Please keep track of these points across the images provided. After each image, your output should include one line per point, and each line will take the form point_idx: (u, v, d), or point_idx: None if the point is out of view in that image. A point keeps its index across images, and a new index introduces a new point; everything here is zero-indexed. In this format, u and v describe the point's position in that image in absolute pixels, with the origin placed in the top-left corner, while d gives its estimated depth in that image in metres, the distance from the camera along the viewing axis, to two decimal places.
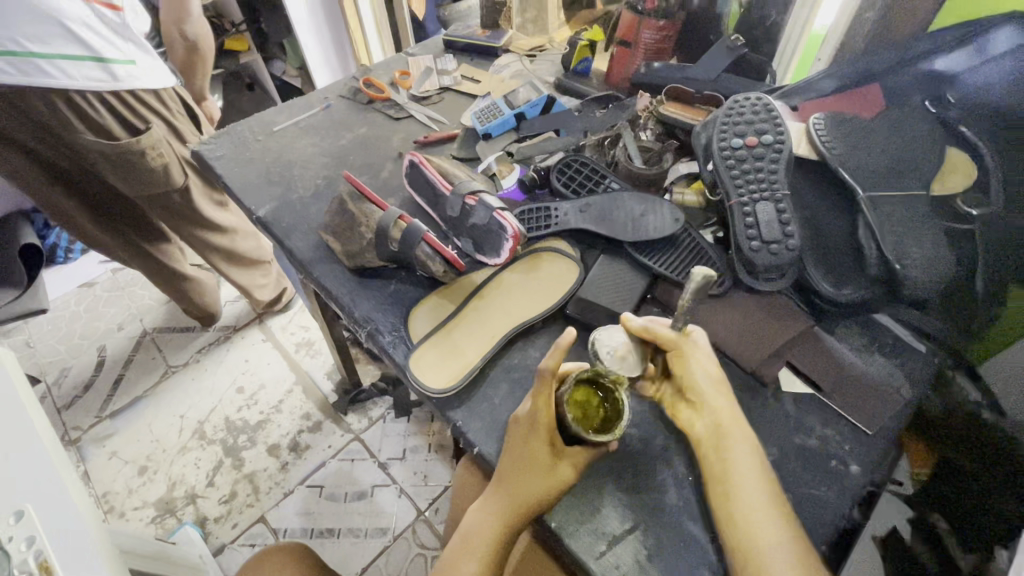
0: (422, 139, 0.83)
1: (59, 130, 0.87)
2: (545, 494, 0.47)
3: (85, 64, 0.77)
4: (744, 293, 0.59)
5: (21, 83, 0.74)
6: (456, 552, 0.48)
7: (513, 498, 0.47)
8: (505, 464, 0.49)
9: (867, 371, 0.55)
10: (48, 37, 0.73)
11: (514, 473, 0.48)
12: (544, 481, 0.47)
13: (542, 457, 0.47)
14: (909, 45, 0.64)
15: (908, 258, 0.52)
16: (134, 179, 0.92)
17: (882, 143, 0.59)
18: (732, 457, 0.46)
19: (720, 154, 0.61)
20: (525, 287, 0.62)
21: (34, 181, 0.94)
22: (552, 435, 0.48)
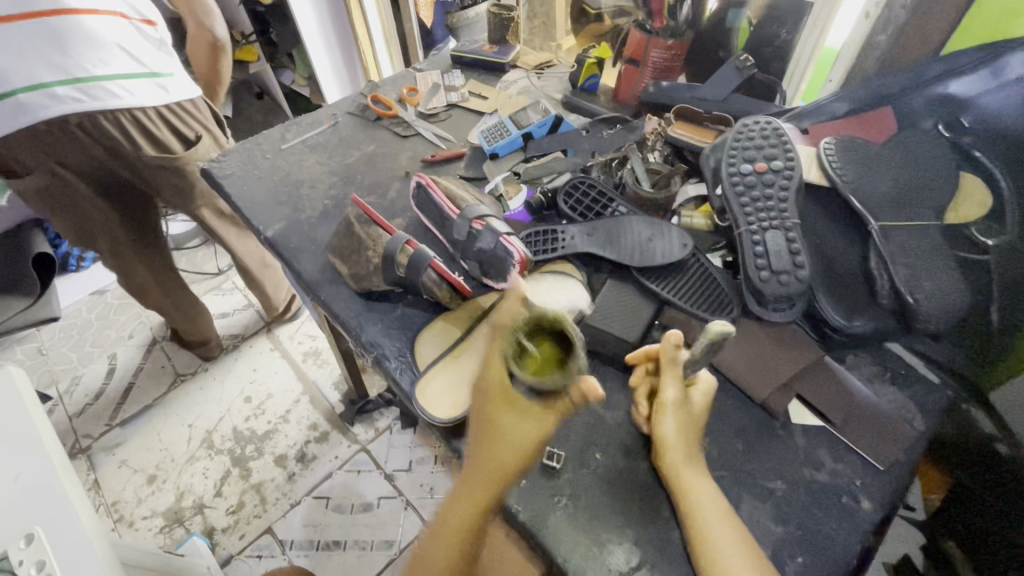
0: (429, 158, 0.84)
1: (122, 150, 0.93)
2: (516, 453, 0.50)
3: (144, 80, 0.90)
4: (753, 322, 0.58)
5: (95, 107, 0.86)
6: (455, 542, 0.48)
7: (488, 464, 0.50)
8: (473, 437, 0.52)
9: (878, 403, 0.54)
10: (110, 60, 0.85)
11: (486, 442, 0.50)
12: (515, 438, 0.51)
13: (510, 416, 0.51)
14: (919, 71, 0.64)
15: (921, 291, 0.51)
16: (178, 193, 1.00)
17: (897, 168, 0.58)
18: (700, 517, 0.46)
19: (729, 179, 0.61)
20: None
21: (91, 208, 0.97)
22: (505, 393, 0.52)
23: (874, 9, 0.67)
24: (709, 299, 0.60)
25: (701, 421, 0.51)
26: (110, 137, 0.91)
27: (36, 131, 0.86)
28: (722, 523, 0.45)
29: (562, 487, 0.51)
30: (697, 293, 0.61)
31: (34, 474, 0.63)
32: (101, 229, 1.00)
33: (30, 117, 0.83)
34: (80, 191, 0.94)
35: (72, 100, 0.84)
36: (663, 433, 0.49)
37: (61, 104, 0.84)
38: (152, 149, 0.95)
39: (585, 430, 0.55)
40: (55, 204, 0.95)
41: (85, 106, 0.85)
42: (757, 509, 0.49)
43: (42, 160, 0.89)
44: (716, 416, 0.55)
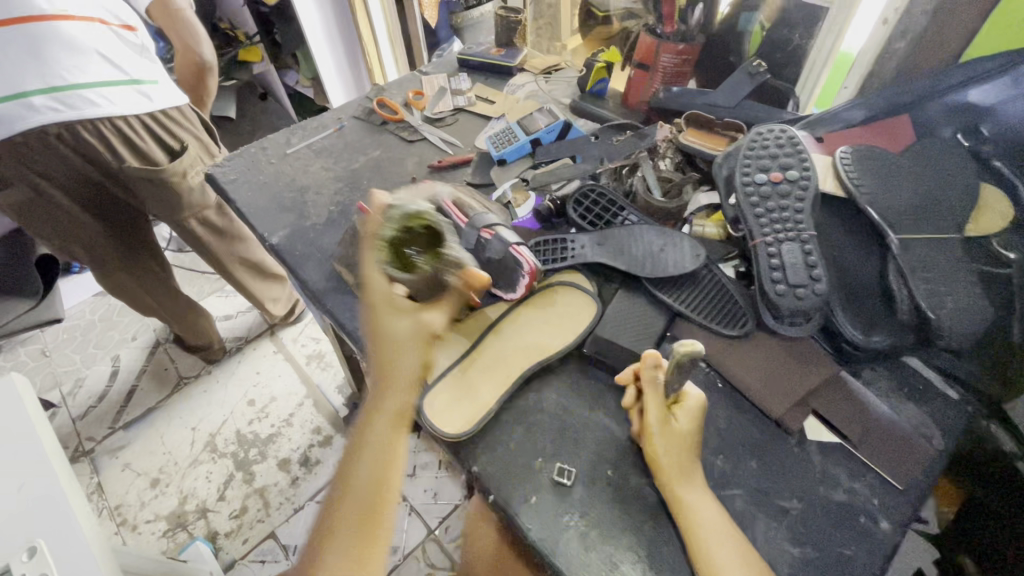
0: (436, 164, 0.83)
1: (104, 160, 0.91)
2: (420, 344, 0.58)
3: (124, 88, 0.88)
4: (768, 335, 0.57)
5: (73, 117, 0.84)
6: (383, 444, 0.56)
7: (395, 360, 0.57)
8: (373, 347, 0.59)
9: (897, 423, 0.53)
10: (87, 67, 0.83)
11: (391, 345, 0.58)
12: (409, 333, 0.58)
13: (401, 316, 0.59)
14: (937, 78, 0.63)
15: (942, 307, 0.49)
16: (172, 204, 0.98)
17: (916, 179, 0.56)
18: (702, 540, 0.45)
19: (743, 189, 0.60)
20: (540, 323, 0.61)
21: (70, 218, 0.95)
22: (391, 296, 0.60)
23: (894, 15, 0.65)
24: (723, 311, 0.59)
25: (692, 439, 0.50)
26: (86, 145, 0.88)
27: (13, 143, 0.83)
28: (727, 545, 0.45)
29: (573, 504, 0.51)
30: (710, 305, 0.60)
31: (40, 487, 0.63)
32: (82, 240, 0.99)
33: (6, 128, 0.81)
34: (59, 203, 0.92)
35: (49, 110, 0.82)
36: (656, 457, 0.49)
37: (36, 114, 0.81)
38: (136, 160, 0.93)
39: (595, 445, 0.54)
40: (34, 216, 0.93)
41: (63, 116, 0.83)
42: (772, 529, 0.48)
43: (18, 172, 0.87)
44: (730, 432, 0.54)
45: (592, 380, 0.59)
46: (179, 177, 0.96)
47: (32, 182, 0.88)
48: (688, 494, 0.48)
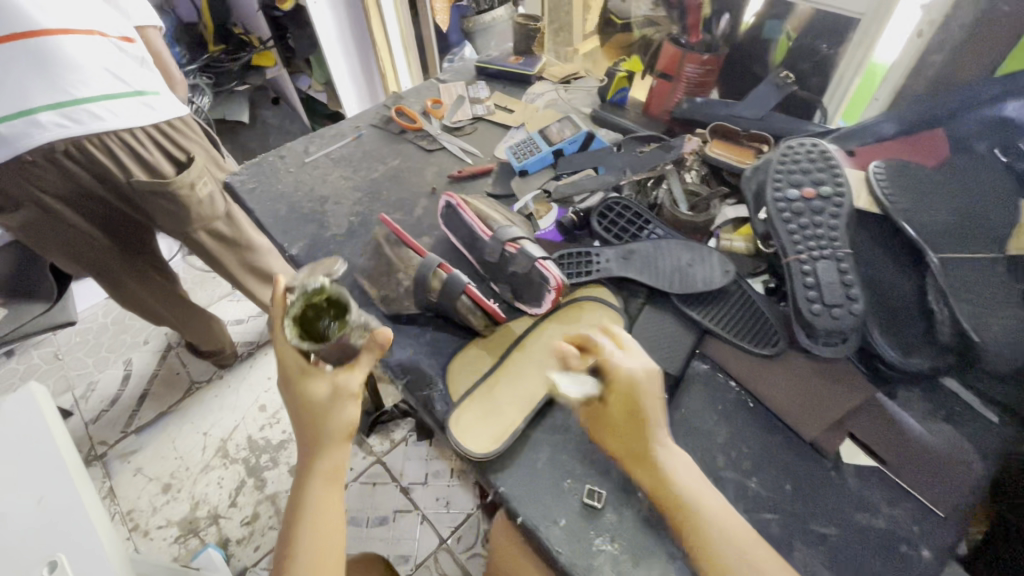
0: (456, 174, 0.82)
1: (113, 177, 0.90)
2: (345, 416, 0.53)
3: (128, 101, 0.87)
4: (801, 354, 0.56)
5: (79, 132, 0.83)
6: (324, 511, 0.51)
7: (321, 435, 0.52)
8: (298, 419, 0.53)
9: (937, 446, 0.51)
10: (91, 80, 0.82)
11: (314, 420, 0.52)
12: (330, 401, 0.52)
13: (319, 385, 0.52)
14: (973, 87, 0.60)
15: (987, 329, 0.48)
16: (182, 215, 0.96)
17: (952, 195, 0.55)
18: (694, 516, 0.46)
19: (775, 205, 0.59)
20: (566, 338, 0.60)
21: (79, 235, 0.95)
22: (303, 369, 0.53)
23: (930, 28, 0.62)
24: (754, 329, 0.58)
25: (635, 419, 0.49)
26: (99, 164, 0.88)
27: (20, 162, 0.82)
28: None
29: (604, 527, 0.50)
30: (740, 322, 0.59)
31: (57, 500, 0.63)
32: (93, 254, 0.99)
33: (13, 148, 0.80)
34: (69, 222, 0.92)
35: (55, 126, 0.81)
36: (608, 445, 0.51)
37: (41, 130, 0.80)
38: (143, 173, 0.92)
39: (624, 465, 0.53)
40: (40, 233, 0.93)
41: (70, 132, 0.82)
42: (809, 556, 0.47)
43: (26, 193, 0.86)
44: (762, 454, 0.53)
45: None
46: (187, 190, 0.93)
47: (41, 203, 0.88)
48: (665, 471, 0.48)
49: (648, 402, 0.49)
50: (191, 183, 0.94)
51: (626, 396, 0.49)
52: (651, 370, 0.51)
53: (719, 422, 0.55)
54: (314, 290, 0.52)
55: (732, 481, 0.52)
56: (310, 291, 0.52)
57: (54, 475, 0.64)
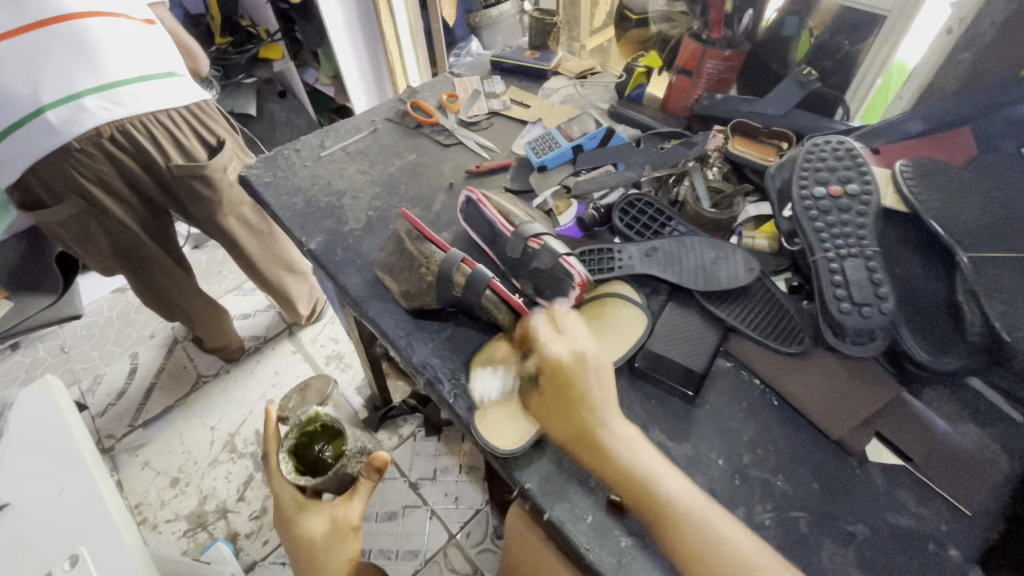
0: (474, 169, 0.82)
1: (152, 162, 0.96)
2: (341, 540, 0.63)
3: (160, 82, 0.94)
4: (827, 352, 0.55)
5: (122, 114, 0.89)
6: None
7: (320, 560, 0.62)
8: (298, 553, 0.63)
9: (962, 444, 0.50)
10: (129, 63, 0.90)
11: (314, 549, 0.62)
12: (331, 528, 0.63)
13: (318, 517, 0.63)
14: (998, 91, 0.60)
15: (1020, 329, 0.47)
16: (212, 199, 1.00)
17: (979, 195, 0.54)
18: (654, 490, 0.44)
19: (801, 203, 0.59)
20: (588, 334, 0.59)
21: (117, 226, 0.99)
22: (301, 503, 0.63)
23: (960, 26, 0.61)
24: (777, 327, 0.58)
25: (558, 396, 0.50)
26: (143, 150, 0.94)
27: (67, 150, 0.87)
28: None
29: (631, 524, 0.50)
30: (765, 319, 0.58)
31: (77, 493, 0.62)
32: (127, 246, 1.03)
33: (61, 135, 0.86)
34: (115, 216, 0.97)
35: (99, 110, 0.87)
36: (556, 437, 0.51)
37: (88, 114, 0.87)
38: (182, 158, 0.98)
39: None
40: (70, 229, 0.96)
41: (114, 114, 0.89)
42: (839, 556, 0.48)
43: (69, 183, 0.91)
44: (788, 454, 0.53)
45: (644, 395, 0.57)
46: (220, 174, 0.99)
47: (83, 191, 0.92)
48: (614, 446, 0.46)
49: (573, 383, 0.50)
50: (223, 168, 0.99)
51: (552, 385, 0.51)
52: (573, 348, 0.52)
53: (745, 420, 0.55)
54: (306, 424, 0.70)
55: (759, 479, 0.52)
56: (304, 423, 0.70)
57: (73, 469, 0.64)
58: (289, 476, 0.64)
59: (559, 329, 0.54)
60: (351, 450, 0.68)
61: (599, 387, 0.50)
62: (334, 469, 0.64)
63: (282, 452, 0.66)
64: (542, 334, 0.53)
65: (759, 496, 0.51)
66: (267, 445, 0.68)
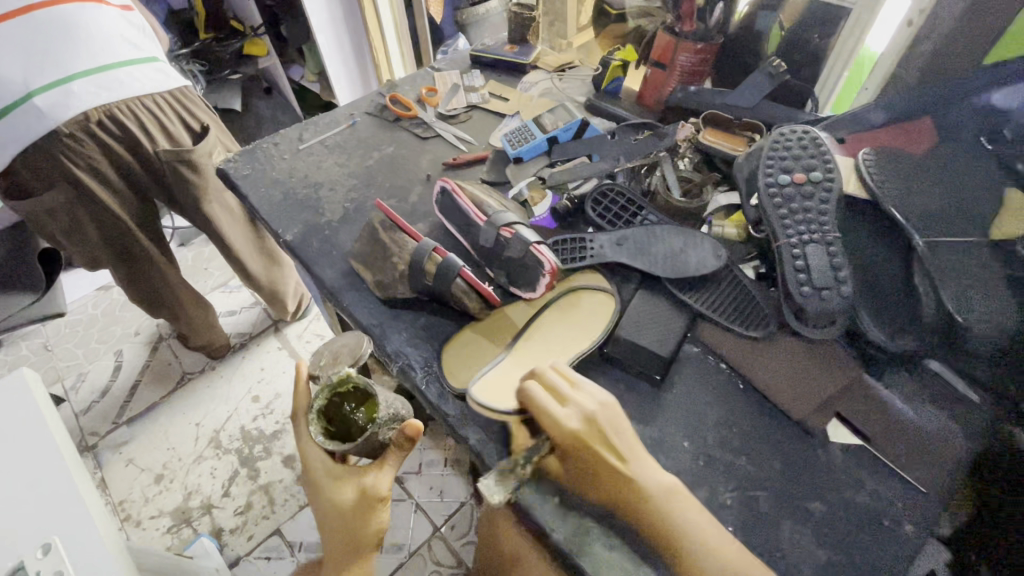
0: (451, 161, 0.82)
1: (141, 147, 0.96)
2: (369, 517, 0.55)
3: (145, 67, 0.96)
4: (792, 337, 0.57)
5: (109, 97, 0.90)
6: None
7: (347, 536, 0.55)
8: (326, 522, 0.55)
9: (920, 426, 0.51)
10: (113, 48, 0.91)
11: (341, 523, 0.55)
12: (364, 498, 0.54)
13: (349, 485, 0.54)
14: (960, 80, 0.61)
15: (972, 311, 0.48)
16: (191, 188, 0.99)
17: (938, 184, 0.56)
18: (699, 543, 0.45)
19: (766, 189, 0.60)
20: (563, 318, 0.61)
21: (104, 213, 0.98)
22: (334, 468, 0.55)
23: (920, 17, 0.63)
24: (744, 313, 0.59)
25: (583, 460, 0.48)
26: (131, 136, 0.94)
27: (58, 136, 0.88)
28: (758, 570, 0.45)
29: None
30: (732, 306, 0.60)
31: (51, 484, 0.62)
32: (116, 237, 1.02)
33: (51, 120, 0.87)
34: (102, 202, 0.96)
35: (88, 95, 0.89)
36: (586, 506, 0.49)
37: (78, 99, 0.88)
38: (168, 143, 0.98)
39: None
40: (55, 220, 0.95)
41: (101, 97, 0.90)
42: (796, 531, 0.49)
43: (58, 167, 0.91)
44: (752, 436, 0.54)
45: (613, 381, 0.58)
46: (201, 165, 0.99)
47: (72, 177, 0.92)
48: (661, 499, 0.47)
49: (600, 445, 0.48)
50: (208, 153, 1.00)
51: (575, 455, 0.48)
52: (585, 411, 0.49)
53: (711, 404, 0.56)
54: (336, 382, 0.57)
55: (723, 461, 0.53)
56: (334, 383, 0.57)
57: (47, 460, 0.64)
58: (317, 441, 0.54)
59: (562, 393, 0.51)
60: (383, 416, 0.56)
61: (623, 441, 0.49)
62: (365, 433, 0.53)
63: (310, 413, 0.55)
64: (550, 403, 0.49)
65: (722, 478, 0.52)
66: (298, 400, 0.59)
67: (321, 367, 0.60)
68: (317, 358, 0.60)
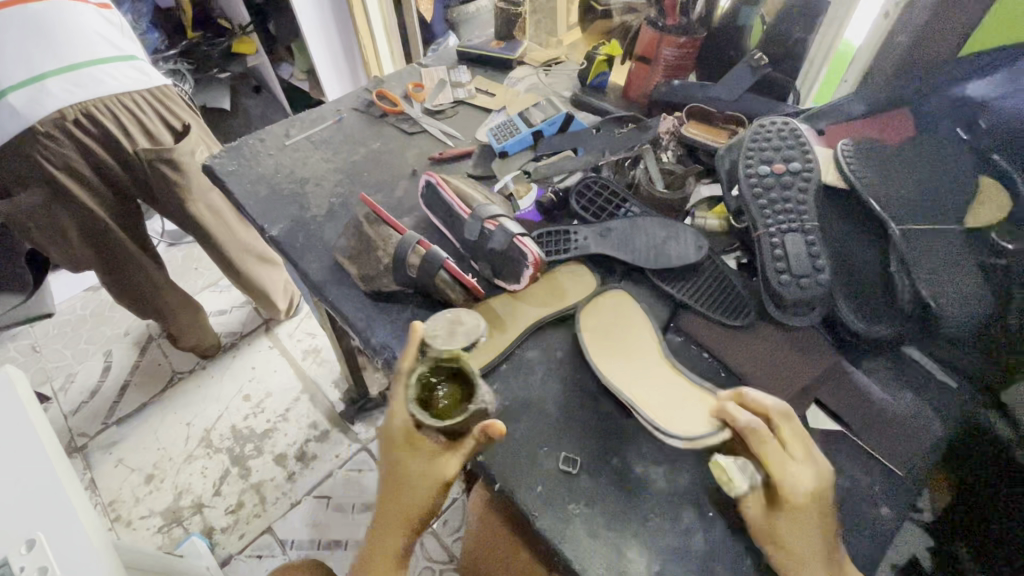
0: (437, 156, 0.82)
1: (121, 147, 0.96)
2: (423, 498, 0.50)
3: (121, 65, 0.96)
4: (772, 326, 0.59)
5: (84, 95, 0.91)
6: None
7: (399, 505, 0.51)
8: (386, 480, 0.52)
9: (897, 409, 0.54)
10: (88, 46, 0.92)
11: (398, 489, 0.51)
12: (418, 484, 0.50)
13: (413, 462, 0.50)
14: (940, 70, 0.61)
15: (943, 295, 0.51)
16: (178, 184, 0.99)
17: (912, 173, 0.57)
18: None
19: (747, 181, 0.61)
20: (611, 331, 0.59)
21: (87, 213, 0.98)
22: (410, 439, 0.50)
23: (895, 9, 0.66)
24: (724, 302, 0.60)
25: (805, 524, 0.44)
26: (110, 137, 0.94)
27: (34, 135, 0.89)
28: None
29: (578, 494, 0.51)
30: (713, 295, 0.61)
31: (34, 482, 0.62)
32: (99, 237, 1.02)
33: (26, 119, 0.88)
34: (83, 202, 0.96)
35: (62, 92, 0.89)
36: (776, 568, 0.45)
37: (53, 97, 0.89)
38: (146, 141, 0.98)
39: (602, 435, 0.54)
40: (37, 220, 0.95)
41: (76, 95, 0.90)
42: None
43: (39, 169, 0.91)
44: None
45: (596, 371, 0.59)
46: (186, 163, 0.98)
47: (53, 176, 0.92)
48: None
49: (821, 514, 0.45)
50: (191, 151, 0.99)
51: (794, 504, 0.44)
52: (819, 478, 0.46)
53: None
54: (445, 355, 0.52)
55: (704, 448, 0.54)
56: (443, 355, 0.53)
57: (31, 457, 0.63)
58: (410, 405, 0.49)
59: (795, 447, 0.47)
60: (473, 407, 0.49)
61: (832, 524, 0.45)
62: (458, 417, 0.48)
63: (415, 373, 0.51)
64: (782, 453, 0.46)
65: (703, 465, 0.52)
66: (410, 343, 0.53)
67: (437, 337, 0.56)
68: (434, 328, 0.56)
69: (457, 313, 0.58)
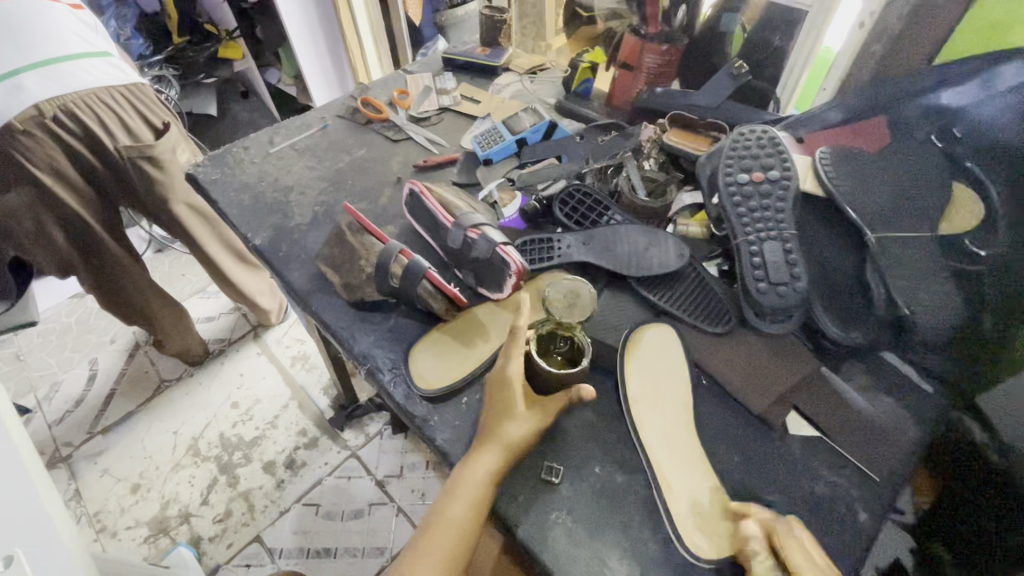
0: (421, 163, 0.82)
1: (102, 146, 0.95)
2: (519, 429, 0.52)
3: (96, 61, 0.96)
4: (751, 333, 0.59)
5: (60, 89, 0.90)
6: (464, 496, 0.49)
7: (496, 433, 0.52)
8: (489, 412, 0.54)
9: (875, 416, 0.55)
10: (61, 43, 0.91)
11: (495, 419, 0.53)
12: (522, 422, 0.53)
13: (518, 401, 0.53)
14: (913, 78, 0.62)
15: (918, 303, 0.52)
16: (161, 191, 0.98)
17: (888, 180, 0.58)
18: None
19: (726, 189, 0.62)
20: (648, 394, 0.56)
21: (70, 220, 0.97)
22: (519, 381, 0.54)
23: (869, 19, 0.67)
24: (704, 308, 0.61)
25: None
26: (92, 136, 0.94)
27: (12, 132, 0.88)
28: None
29: (560, 502, 0.51)
30: (694, 302, 0.61)
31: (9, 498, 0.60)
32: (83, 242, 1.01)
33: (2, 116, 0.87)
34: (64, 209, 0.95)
35: (38, 88, 0.89)
36: None
37: (29, 92, 0.88)
38: (126, 136, 0.98)
39: (585, 442, 0.55)
40: (18, 225, 0.94)
41: (52, 90, 0.90)
42: None
43: (20, 174, 0.90)
44: (713, 431, 0.55)
45: None
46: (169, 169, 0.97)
47: (37, 179, 0.92)
48: None
49: None
50: (172, 151, 0.99)
51: None
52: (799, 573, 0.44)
53: None
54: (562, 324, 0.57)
55: None
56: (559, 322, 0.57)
57: None
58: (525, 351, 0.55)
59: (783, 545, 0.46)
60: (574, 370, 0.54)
61: None
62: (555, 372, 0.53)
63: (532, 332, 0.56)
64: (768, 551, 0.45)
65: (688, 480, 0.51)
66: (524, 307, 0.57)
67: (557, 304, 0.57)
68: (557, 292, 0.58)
69: (578, 284, 0.59)
